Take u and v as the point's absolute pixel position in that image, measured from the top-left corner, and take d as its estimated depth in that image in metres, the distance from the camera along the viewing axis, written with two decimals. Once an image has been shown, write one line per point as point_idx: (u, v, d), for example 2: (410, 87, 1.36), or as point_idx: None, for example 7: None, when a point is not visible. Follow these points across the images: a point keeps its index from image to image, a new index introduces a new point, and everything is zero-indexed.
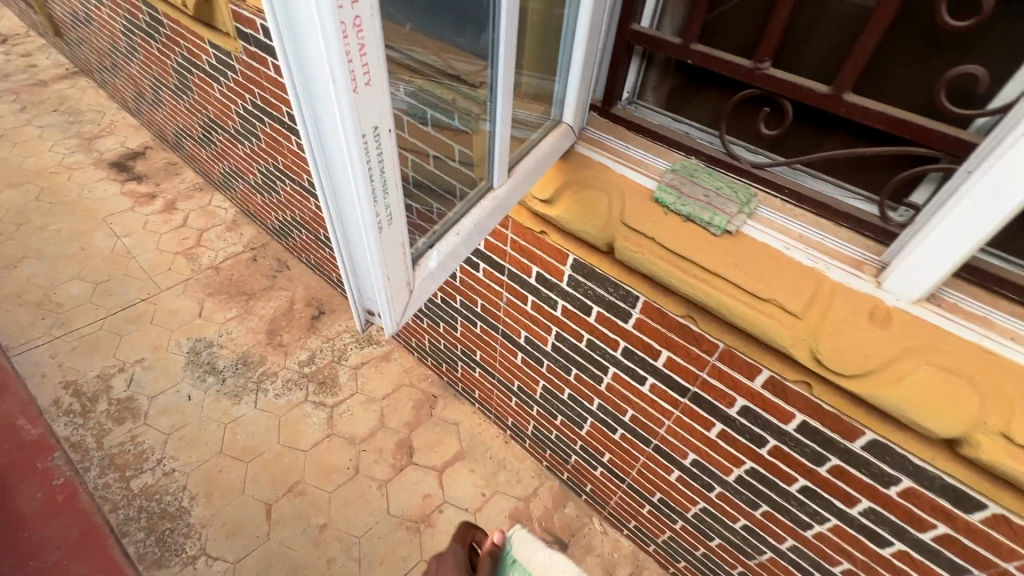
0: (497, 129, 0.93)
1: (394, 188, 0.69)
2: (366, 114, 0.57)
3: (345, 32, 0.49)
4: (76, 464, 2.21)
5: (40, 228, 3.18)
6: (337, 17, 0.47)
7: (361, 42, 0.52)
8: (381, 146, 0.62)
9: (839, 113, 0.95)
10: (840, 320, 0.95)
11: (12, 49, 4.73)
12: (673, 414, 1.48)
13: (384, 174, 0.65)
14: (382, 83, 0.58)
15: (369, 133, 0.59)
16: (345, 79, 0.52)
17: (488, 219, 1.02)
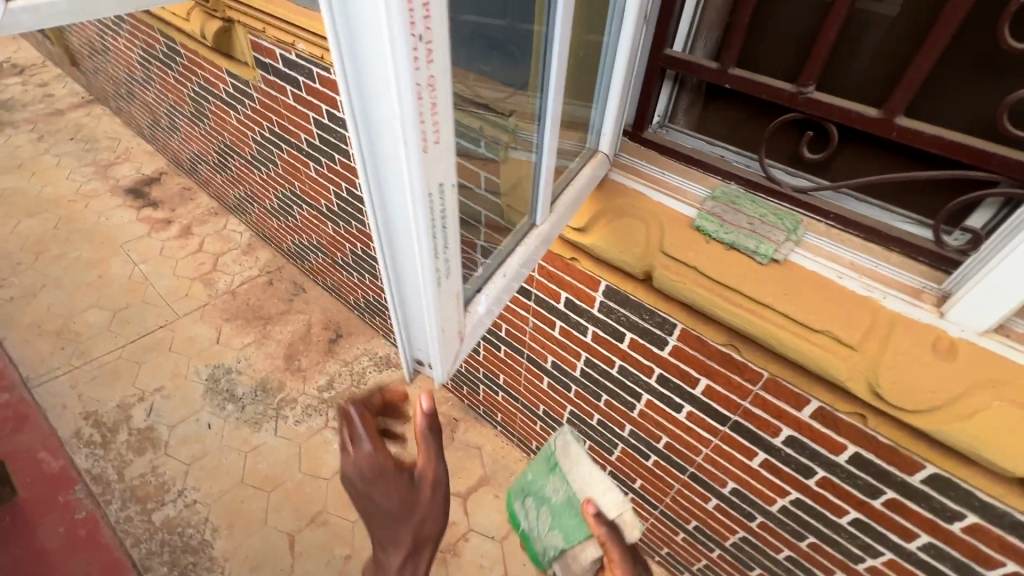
0: (543, 160, 0.94)
1: (453, 241, 0.70)
2: (433, 172, 0.58)
3: (420, 94, 0.51)
4: (97, 497, 2.19)
5: (59, 256, 3.20)
6: (414, 78, 0.49)
7: (433, 103, 0.54)
8: (445, 201, 0.64)
9: (890, 137, 0.92)
10: (901, 352, 0.91)
11: (29, 79, 4.81)
12: (711, 442, 1.44)
13: (446, 228, 0.66)
14: (450, 142, 0.60)
15: (435, 190, 0.60)
16: (417, 138, 0.53)
17: (531, 256, 1.01)
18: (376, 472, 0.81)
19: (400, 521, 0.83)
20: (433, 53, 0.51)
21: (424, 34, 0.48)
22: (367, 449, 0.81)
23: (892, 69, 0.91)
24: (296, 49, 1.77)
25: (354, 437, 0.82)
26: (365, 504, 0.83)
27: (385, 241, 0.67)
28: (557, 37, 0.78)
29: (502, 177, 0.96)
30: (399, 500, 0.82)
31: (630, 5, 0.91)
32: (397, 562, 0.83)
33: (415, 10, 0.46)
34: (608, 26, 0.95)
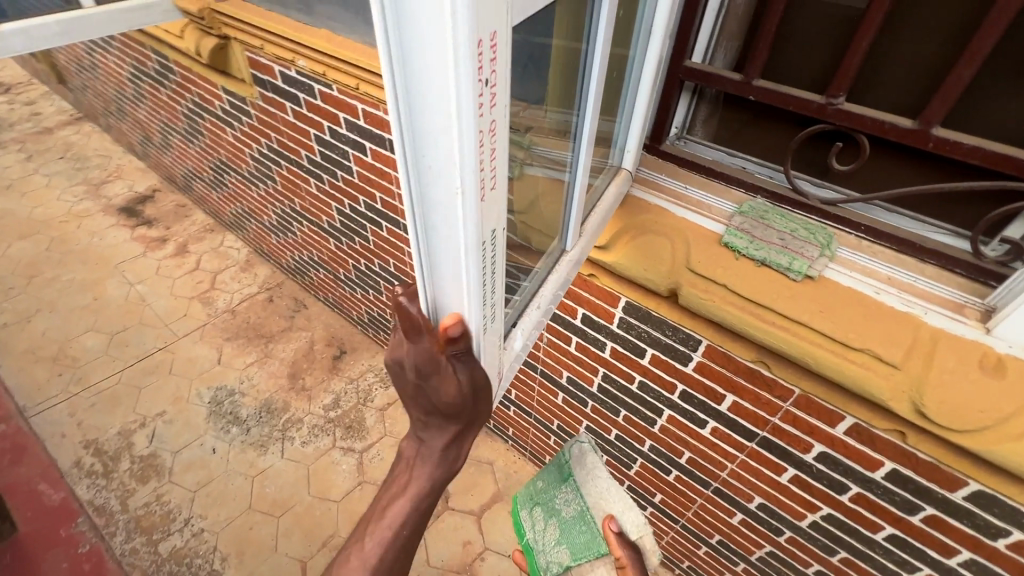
0: (577, 178, 0.95)
1: (498, 280, 0.73)
2: (487, 218, 0.59)
3: (482, 140, 0.51)
4: (101, 529, 2.13)
5: (52, 279, 3.13)
6: (478, 126, 0.49)
7: (494, 157, 0.55)
8: (494, 243, 0.66)
9: (926, 148, 0.89)
10: (947, 371, 0.88)
11: (16, 98, 4.73)
12: (737, 458, 1.40)
13: (494, 270, 0.68)
14: (502, 186, 0.61)
15: (487, 236, 0.62)
16: (475, 187, 0.53)
17: (564, 281, 1.03)
18: (429, 371, 0.70)
19: (447, 413, 0.78)
20: (496, 97, 0.51)
21: (489, 79, 0.48)
22: (424, 344, 0.67)
23: (927, 78, 0.89)
24: (297, 66, 1.73)
25: (411, 329, 0.66)
26: (416, 392, 0.75)
27: (431, 285, 0.66)
28: (597, 58, 0.80)
29: (514, 195, 0.82)
30: (452, 396, 0.74)
31: (658, 20, 0.91)
32: (441, 443, 0.82)
33: (484, 57, 0.46)
34: (636, 40, 0.93)
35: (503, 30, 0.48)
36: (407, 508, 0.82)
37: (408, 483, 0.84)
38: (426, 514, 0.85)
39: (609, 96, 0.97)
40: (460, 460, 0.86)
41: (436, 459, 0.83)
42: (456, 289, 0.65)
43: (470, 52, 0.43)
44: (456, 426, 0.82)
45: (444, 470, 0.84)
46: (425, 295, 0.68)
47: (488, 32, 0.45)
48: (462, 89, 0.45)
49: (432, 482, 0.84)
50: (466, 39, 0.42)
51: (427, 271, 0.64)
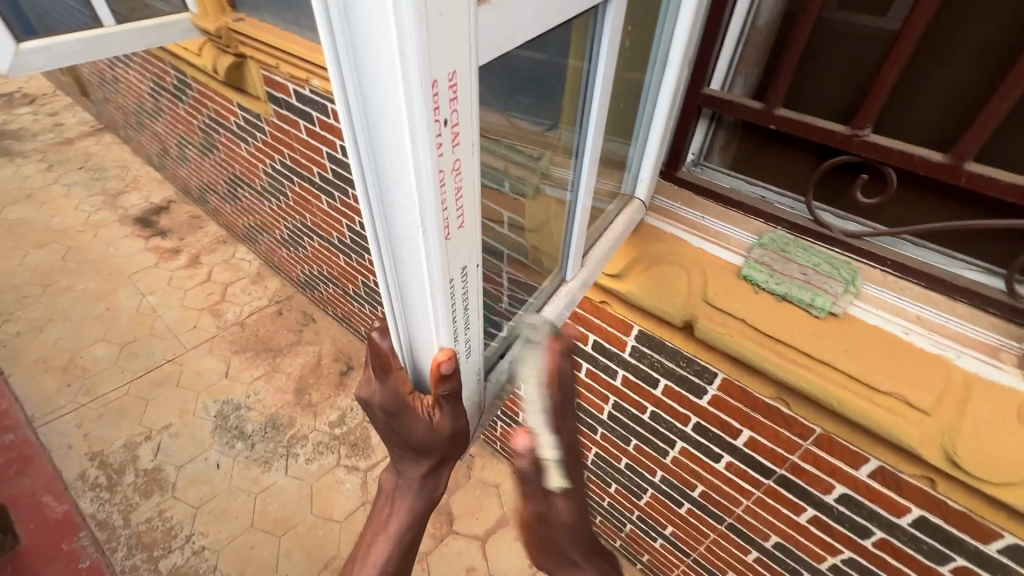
0: (578, 200, 0.89)
1: (475, 319, 0.68)
2: (455, 257, 0.55)
3: (442, 179, 0.47)
4: (102, 544, 2.11)
5: (67, 289, 3.16)
6: (437, 164, 0.45)
7: (458, 191, 0.50)
8: (468, 284, 0.61)
9: (958, 182, 0.85)
10: (981, 420, 0.83)
11: (40, 109, 4.85)
12: (753, 495, 1.35)
13: (468, 310, 0.64)
14: (475, 224, 0.56)
15: (456, 276, 0.57)
16: (437, 225, 0.50)
17: (562, 312, 0.97)
18: (395, 411, 0.68)
19: (419, 449, 0.74)
20: (459, 136, 0.46)
21: (450, 118, 0.44)
22: (391, 383, 0.66)
23: (956, 104, 0.86)
24: (311, 85, 1.73)
25: (379, 367, 0.65)
26: (388, 431, 0.73)
27: (400, 322, 0.62)
28: (598, 77, 0.74)
29: (525, 216, 0.89)
30: (423, 435, 0.71)
31: (674, 51, 0.89)
32: (418, 475, 0.78)
33: (440, 96, 0.41)
34: (651, 67, 0.91)
35: (468, 68, 0.43)
36: (390, 543, 0.81)
37: (389, 519, 0.82)
38: (410, 547, 0.83)
39: (621, 116, 0.95)
40: (441, 486, 0.83)
41: (415, 491, 0.80)
42: (424, 327, 0.61)
43: (421, 88, 0.39)
44: (431, 461, 0.78)
45: (423, 500, 0.81)
46: (397, 334, 0.65)
47: (445, 68, 0.40)
48: (416, 126, 0.41)
49: (413, 514, 0.82)
50: (415, 75, 0.39)
51: (396, 308, 0.60)
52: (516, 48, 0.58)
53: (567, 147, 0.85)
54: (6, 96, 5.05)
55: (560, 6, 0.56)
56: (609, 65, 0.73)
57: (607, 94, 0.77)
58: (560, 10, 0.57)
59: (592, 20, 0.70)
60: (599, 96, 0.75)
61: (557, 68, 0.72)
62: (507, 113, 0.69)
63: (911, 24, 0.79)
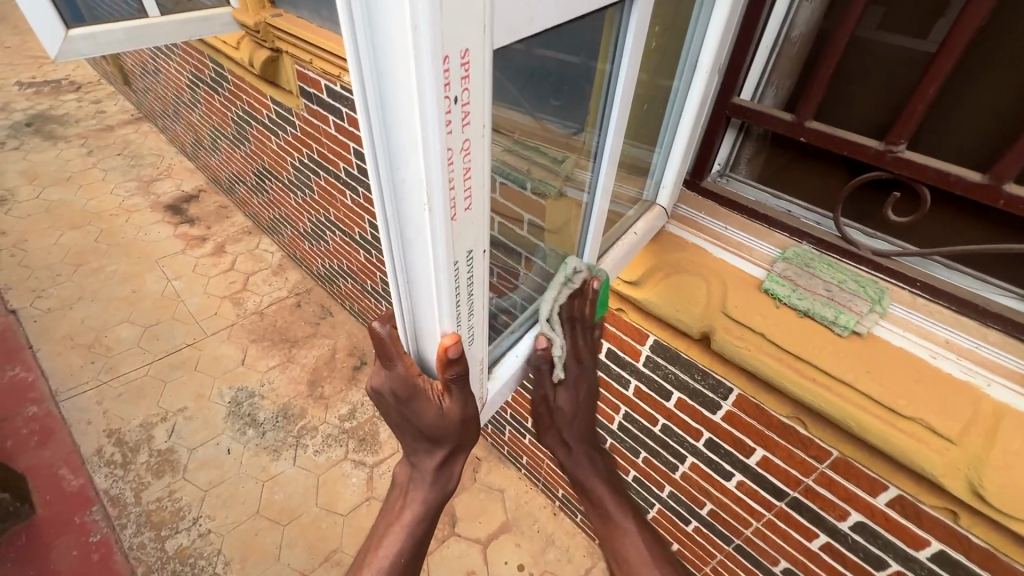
0: (595, 202, 0.87)
1: (480, 307, 0.65)
2: (461, 240, 0.52)
3: (451, 158, 0.44)
4: (113, 520, 2.15)
5: (97, 270, 3.26)
6: (445, 143, 0.42)
7: (466, 168, 0.47)
8: (473, 270, 0.58)
9: (996, 205, 0.82)
10: (1011, 451, 0.79)
11: (85, 96, 5.04)
12: (764, 516, 1.31)
13: (472, 295, 0.61)
14: (484, 206, 0.53)
15: (462, 259, 0.54)
16: (445, 205, 0.47)
17: None
18: (407, 396, 0.66)
19: (433, 437, 0.74)
20: (469, 116, 0.44)
21: (460, 97, 0.41)
22: (398, 369, 0.65)
23: (1001, 119, 0.83)
24: (342, 81, 1.77)
25: (385, 353, 0.64)
26: (398, 418, 0.72)
27: (405, 305, 0.59)
28: (620, 80, 0.72)
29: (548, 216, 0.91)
30: (433, 421, 0.70)
31: (704, 57, 0.88)
32: (434, 464, 0.78)
33: (451, 73, 0.39)
34: (680, 73, 0.91)
35: (480, 47, 0.41)
36: (402, 535, 0.79)
37: (403, 510, 0.80)
38: (421, 541, 0.81)
39: (643, 120, 0.94)
40: (453, 481, 0.82)
41: (430, 481, 0.79)
42: (428, 311, 0.58)
43: (432, 60, 0.37)
44: (444, 452, 0.77)
45: (437, 493, 0.80)
46: (402, 321, 0.62)
47: (458, 42, 0.38)
48: (424, 99, 0.39)
49: (427, 505, 0.80)
50: (426, 39, 0.36)
51: (402, 288, 0.57)
52: (540, 43, 0.59)
53: (587, 148, 0.84)
54: (54, 83, 5.26)
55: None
56: (632, 66, 0.72)
57: (630, 95, 0.75)
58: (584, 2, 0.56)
59: (615, 15, 0.68)
60: (619, 98, 0.74)
61: (583, 67, 0.72)
62: (531, 113, 0.70)
63: (953, 38, 0.77)
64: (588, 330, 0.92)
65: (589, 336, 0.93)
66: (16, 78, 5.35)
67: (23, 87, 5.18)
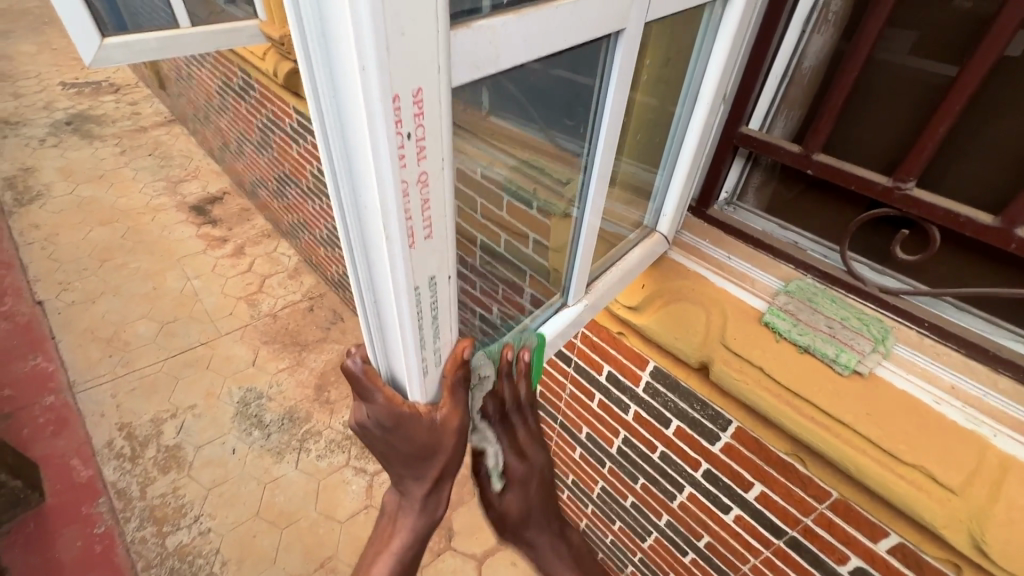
0: (584, 218, 0.84)
1: (447, 331, 0.64)
2: (421, 266, 0.52)
3: (406, 190, 0.45)
4: (118, 512, 2.19)
5: (121, 265, 3.37)
6: (398, 176, 0.43)
7: (424, 199, 0.47)
8: (436, 295, 0.58)
9: (1007, 249, 0.79)
10: (1017, 508, 0.77)
11: (122, 98, 5.25)
12: (762, 554, 1.27)
13: (437, 320, 0.60)
14: (446, 234, 0.53)
15: (423, 285, 0.54)
16: (401, 235, 0.48)
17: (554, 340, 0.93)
18: (393, 426, 0.64)
19: (419, 458, 0.69)
20: (425, 150, 0.44)
21: (414, 133, 0.42)
22: (379, 403, 0.62)
23: (1005, 162, 0.81)
24: None
25: (361, 390, 0.62)
26: (383, 449, 0.68)
27: (372, 327, 0.59)
28: (609, 102, 0.70)
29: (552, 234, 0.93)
30: (423, 443, 0.67)
31: (706, 87, 0.88)
32: (420, 494, 0.73)
33: (402, 111, 0.40)
34: (682, 100, 0.91)
35: (435, 87, 0.41)
36: (390, 563, 0.74)
37: (391, 537, 0.76)
38: (407, 571, 0.76)
39: (640, 145, 0.95)
40: (442, 508, 0.77)
41: (419, 508, 0.74)
42: (391, 332, 0.58)
43: (380, 99, 0.38)
44: (432, 478, 0.72)
45: (425, 521, 0.75)
46: (372, 347, 0.63)
47: (409, 82, 0.39)
48: (375, 136, 0.40)
49: (417, 533, 0.76)
50: (376, 82, 0.37)
51: (368, 309, 0.57)
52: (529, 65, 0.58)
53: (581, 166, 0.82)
54: (94, 84, 5.50)
55: (569, 27, 0.54)
56: (621, 89, 0.69)
57: (619, 116, 0.72)
58: (567, 34, 0.55)
59: (603, 48, 0.65)
60: (606, 124, 0.72)
61: (574, 91, 0.71)
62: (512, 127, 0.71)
63: (964, 76, 0.75)
64: (525, 417, 0.87)
65: (528, 429, 0.89)
66: (59, 79, 5.60)
67: (66, 87, 5.42)
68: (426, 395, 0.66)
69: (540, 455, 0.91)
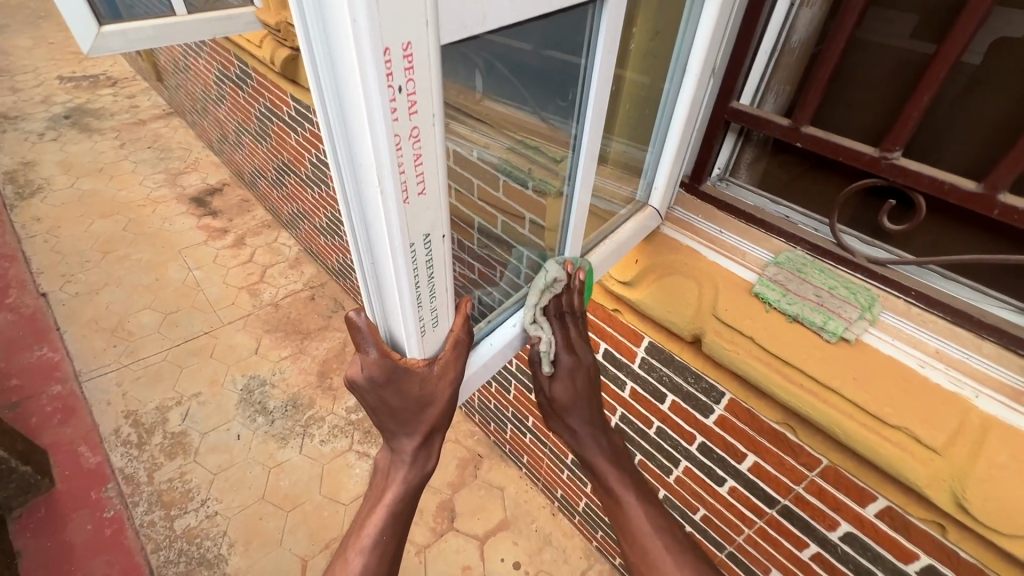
0: (574, 193, 0.86)
1: (443, 291, 0.66)
2: (416, 222, 0.54)
3: (399, 145, 0.46)
4: (126, 497, 2.23)
5: (123, 257, 3.39)
6: (391, 129, 0.44)
7: (417, 154, 0.49)
8: (432, 253, 0.59)
9: (990, 214, 0.81)
10: (996, 465, 0.79)
11: (120, 92, 5.25)
12: (756, 524, 1.30)
13: (433, 279, 0.62)
14: (439, 192, 0.55)
15: (419, 242, 0.56)
16: (395, 189, 0.49)
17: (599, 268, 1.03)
18: (384, 381, 0.66)
19: (414, 413, 0.71)
20: (417, 105, 0.46)
21: (405, 86, 0.43)
22: (373, 355, 0.64)
23: (991, 133, 0.83)
24: None
25: (360, 340, 0.64)
26: (375, 405, 0.71)
27: (371, 285, 0.61)
28: (595, 73, 0.71)
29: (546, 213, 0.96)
30: (416, 398, 0.70)
31: (693, 60, 0.89)
32: (411, 449, 0.75)
33: (393, 64, 0.41)
34: (671, 75, 0.92)
35: (424, 39, 0.43)
36: (384, 514, 0.77)
37: (384, 490, 0.78)
38: (403, 521, 0.78)
39: (628, 120, 0.97)
40: (433, 461, 0.79)
41: (410, 463, 0.76)
42: (387, 290, 0.60)
43: (371, 51, 0.39)
44: (423, 432, 0.74)
45: (417, 474, 0.77)
46: (371, 305, 0.64)
47: (398, 35, 0.40)
48: (368, 88, 0.41)
49: (410, 487, 0.78)
50: (366, 34, 0.38)
51: (366, 269, 0.59)
52: (506, 32, 0.58)
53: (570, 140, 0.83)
54: (92, 78, 5.49)
55: None
56: (607, 55, 0.70)
57: (605, 91, 0.74)
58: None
59: (589, 15, 0.67)
60: (594, 95, 0.73)
61: (559, 64, 0.73)
62: (494, 97, 0.72)
63: (947, 45, 0.76)
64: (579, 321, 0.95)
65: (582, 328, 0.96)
66: (57, 73, 5.59)
67: (64, 81, 5.41)
68: (423, 352, 0.68)
69: (589, 353, 0.97)
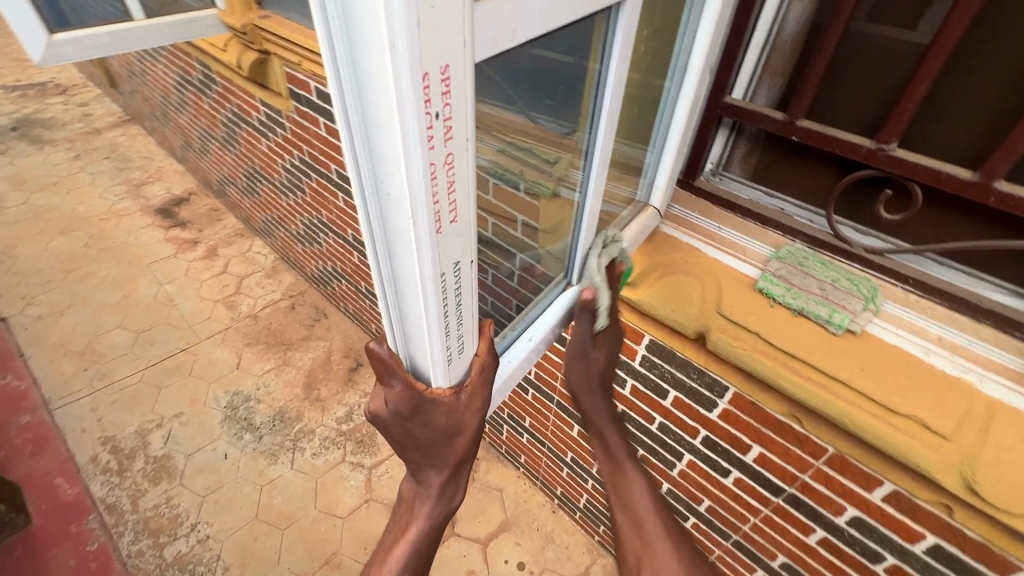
0: (586, 201, 0.87)
1: (468, 316, 0.63)
2: (447, 251, 0.51)
3: (434, 174, 0.44)
4: (111, 528, 2.14)
5: (88, 275, 3.23)
6: (427, 158, 0.42)
7: (451, 181, 0.46)
8: (460, 280, 0.57)
9: (987, 202, 0.82)
10: (1004, 446, 0.81)
11: (70, 99, 4.98)
12: (762, 512, 1.32)
13: (461, 305, 0.59)
14: (469, 218, 0.52)
15: (449, 270, 0.53)
16: (429, 219, 0.46)
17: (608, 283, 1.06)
18: (408, 413, 0.65)
19: (438, 444, 0.69)
20: (451, 130, 0.43)
21: (442, 112, 0.41)
22: (399, 388, 0.62)
23: (984, 123, 0.84)
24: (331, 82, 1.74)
25: (384, 373, 0.62)
26: (401, 438, 0.69)
27: (394, 315, 0.58)
28: (610, 75, 0.71)
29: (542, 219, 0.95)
30: (441, 428, 0.68)
31: (694, 57, 0.89)
32: (438, 481, 0.73)
33: (431, 89, 0.38)
34: (671, 73, 0.92)
35: (461, 62, 0.40)
36: (408, 550, 0.74)
37: (409, 524, 0.76)
38: (427, 556, 0.76)
39: (632, 121, 0.95)
40: (460, 495, 0.77)
41: (435, 496, 0.74)
42: (414, 321, 0.57)
43: (410, 77, 0.36)
44: (450, 466, 0.72)
45: (443, 507, 0.75)
46: (392, 334, 0.61)
47: (436, 60, 0.37)
48: (405, 115, 0.38)
49: (434, 519, 0.76)
50: (405, 61, 0.35)
51: (390, 299, 0.56)
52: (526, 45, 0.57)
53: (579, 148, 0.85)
54: (39, 86, 5.20)
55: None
56: (621, 61, 0.71)
57: (618, 95, 0.75)
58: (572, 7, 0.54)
59: (602, 22, 0.68)
60: (609, 98, 0.73)
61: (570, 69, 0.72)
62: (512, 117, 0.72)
63: (945, 33, 0.76)
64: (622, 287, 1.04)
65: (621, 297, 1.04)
66: None
67: (9, 91, 5.11)
68: (449, 381, 0.64)
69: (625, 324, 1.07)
